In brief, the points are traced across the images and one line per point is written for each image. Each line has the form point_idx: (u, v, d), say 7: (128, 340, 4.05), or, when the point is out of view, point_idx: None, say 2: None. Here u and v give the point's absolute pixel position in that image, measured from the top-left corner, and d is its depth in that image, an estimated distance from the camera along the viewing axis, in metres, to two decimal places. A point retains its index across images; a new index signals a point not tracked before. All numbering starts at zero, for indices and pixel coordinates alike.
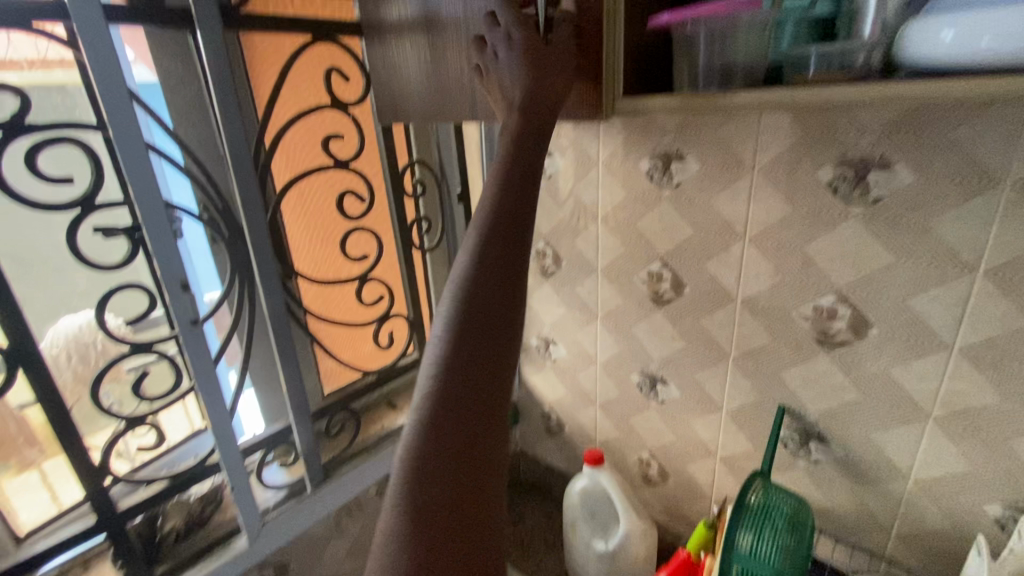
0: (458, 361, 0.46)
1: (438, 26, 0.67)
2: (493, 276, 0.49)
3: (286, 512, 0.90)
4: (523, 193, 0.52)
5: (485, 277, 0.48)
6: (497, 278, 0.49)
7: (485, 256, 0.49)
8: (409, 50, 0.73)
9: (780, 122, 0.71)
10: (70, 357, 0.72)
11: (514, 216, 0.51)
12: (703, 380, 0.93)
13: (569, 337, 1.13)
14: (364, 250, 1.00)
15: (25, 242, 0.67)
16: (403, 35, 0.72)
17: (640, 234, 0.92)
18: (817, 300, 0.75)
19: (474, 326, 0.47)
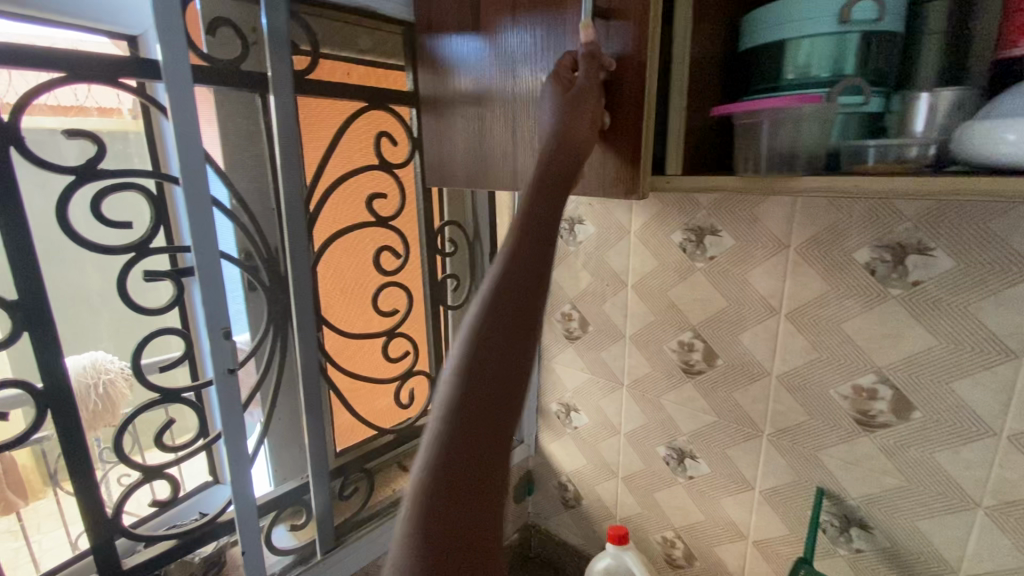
0: (460, 417, 0.46)
1: (488, 100, 0.71)
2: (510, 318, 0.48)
3: None
4: (540, 252, 0.51)
5: (491, 333, 0.47)
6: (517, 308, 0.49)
7: (506, 287, 0.49)
8: (460, 121, 0.76)
9: (816, 204, 0.74)
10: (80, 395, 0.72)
11: (533, 260, 0.51)
12: (735, 456, 0.91)
13: (592, 404, 1.11)
14: (394, 305, 1.00)
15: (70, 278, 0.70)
16: (456, 107, 0.76)
17: (671, 303, 0.92)
18: (857, 379, 0.75)
19: (477, 384, 0.46)
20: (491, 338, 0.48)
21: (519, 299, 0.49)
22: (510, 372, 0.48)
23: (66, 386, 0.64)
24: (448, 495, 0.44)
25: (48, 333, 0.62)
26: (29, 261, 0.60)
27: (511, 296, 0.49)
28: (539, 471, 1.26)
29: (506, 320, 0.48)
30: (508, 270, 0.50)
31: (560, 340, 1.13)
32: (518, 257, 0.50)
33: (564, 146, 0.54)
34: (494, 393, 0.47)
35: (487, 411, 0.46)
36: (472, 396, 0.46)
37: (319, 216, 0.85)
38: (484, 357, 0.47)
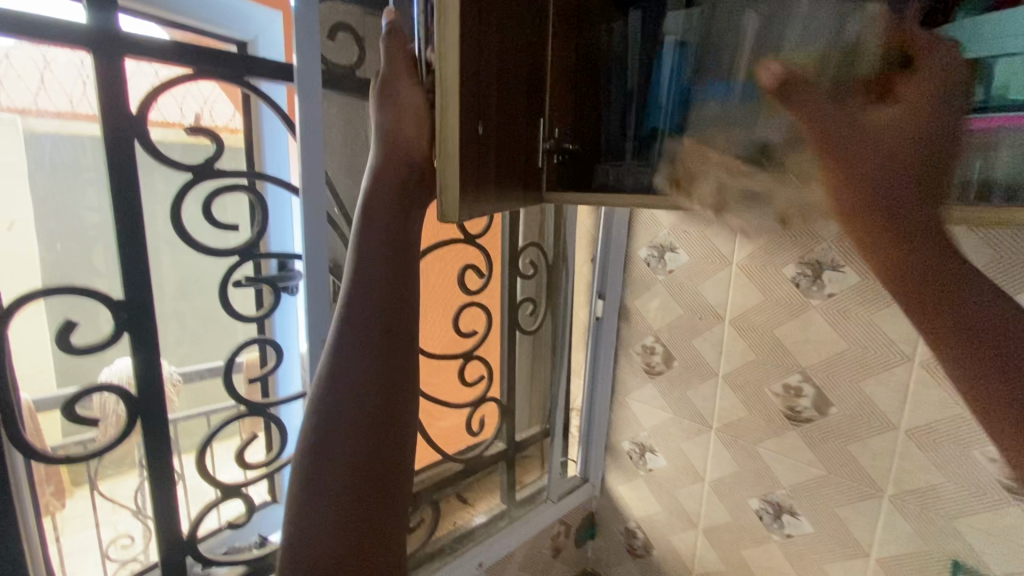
0: (330, 407, 0.48)
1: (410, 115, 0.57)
2: (369, 305, 0.50)
3: None
4: (399, 238, 0.52)
5: (350, 325, 0.49)
6: (375, 293, 0.50)
7: (361, 276, 0.50)
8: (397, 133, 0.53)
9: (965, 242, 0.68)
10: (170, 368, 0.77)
11: (389, 245, 0.51)
12: (846, 516, 0.83)
13: (671, 446, 1.03)
14: (474, 327, 0.96)
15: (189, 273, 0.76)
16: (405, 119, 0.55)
17: (776, 342, 0.85)
18: None
19: (341, 374, 0.48)
20: (348, 367, 0.48)
21: (375, 284, 0.50)
22: (379, 355, 0.49)
23: (160, 393, 0.61)
24: (321, 481, 0.46)
25: (150, 335, 0.59)
26: (139, 260, 0.57)
27: (366, 286, 0.50)
28: (604, 512, 1.18)
29: (360, 348, 0.49)
30: (362, 261, 0.51)
31: (638, 374, 1.06)
32: (363, 280, 0.50)
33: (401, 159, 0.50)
34: (360, 381, 0.48)
35: (358, 399, 0.48)
36: (335, 429, 0.47)
37: None
38: (342, 368, 0.48)
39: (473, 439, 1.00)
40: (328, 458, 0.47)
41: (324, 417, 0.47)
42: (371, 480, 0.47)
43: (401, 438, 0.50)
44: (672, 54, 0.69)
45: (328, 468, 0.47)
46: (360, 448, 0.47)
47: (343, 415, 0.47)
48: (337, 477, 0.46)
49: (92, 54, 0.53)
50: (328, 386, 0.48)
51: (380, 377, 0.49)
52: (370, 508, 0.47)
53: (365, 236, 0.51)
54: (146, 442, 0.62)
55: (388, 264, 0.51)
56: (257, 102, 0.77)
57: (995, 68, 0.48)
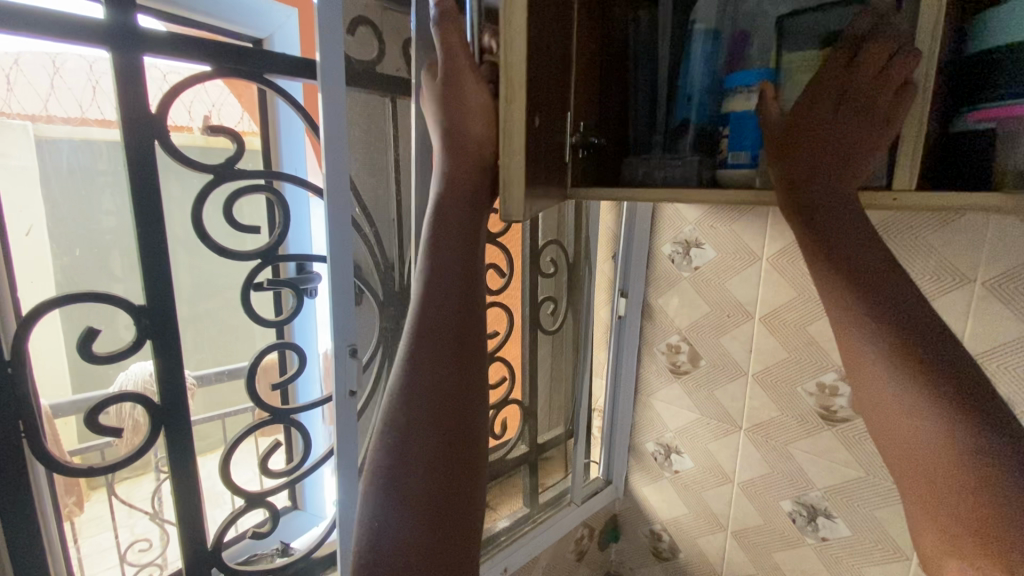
0: (407, 412, 0.46)
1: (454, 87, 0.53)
2: (441, 309, 0.48)
3: None
4: (465, 240, 0.50)
5: (423, 330, 0.48)
6: (446, 299, 0.49)
7: (431, 280, 0.49)
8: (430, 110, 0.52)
9: (1014, 232, 0.64)
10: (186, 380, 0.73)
11: (458, 247, 0.50)
12: (885, 519, 0.80)
13: (698, 447, 1.00)
14: (495, 328, 0.94)
15: (207, 275, 0.75)
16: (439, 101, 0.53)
17: (810, 339, 0.83)
18: None
19: (418, 380, 0.47)
20: (422, 373, 0.47)
21: (447, 287, 0.49)
22: (451, 361, 0.48)
23: (182, 400, 0.60)
24: (402, 488, 0.44)
25: (172, 341, 0.58)
26: (160, 264, 0.56)
27: (438, 291, 0.49)
28: (627, 515, 1.15)
29: (433, 354, 0.47)
30: (431, 265, 0.49)
31: (662, 373, 1.04)
32: (435, 283, 0.49)
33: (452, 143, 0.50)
34: (436, 388, 0.47)
35: (436, 404, 0.46)
36: (410, 448, 0.45)
37: None
38: (418, 373, 0.47)
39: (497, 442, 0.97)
40: (406, 464, 0.45)
41: (404, 422, 0.46)
42: (452, 488, 0.46)
43: (475, 458, 0.48)
44: (702, 41, 0.65)
45: (407, 474, 0.45)
46: (436, 469, 0.45)
47: (421, 421, 0.46)
48: (417, 486, 0.45)
49: (111, 52, 0.51)
50: (401, 403, 0.46)
51: (454, 395, 0.47)
52: (449, 520, 0.45)
53: (435, 245, 0.49)
54: (169, 450, 0.60)
55: (457, 268, 0.50)
56: (273, 98, 0.75)
57: (1018, 56, 0.43)
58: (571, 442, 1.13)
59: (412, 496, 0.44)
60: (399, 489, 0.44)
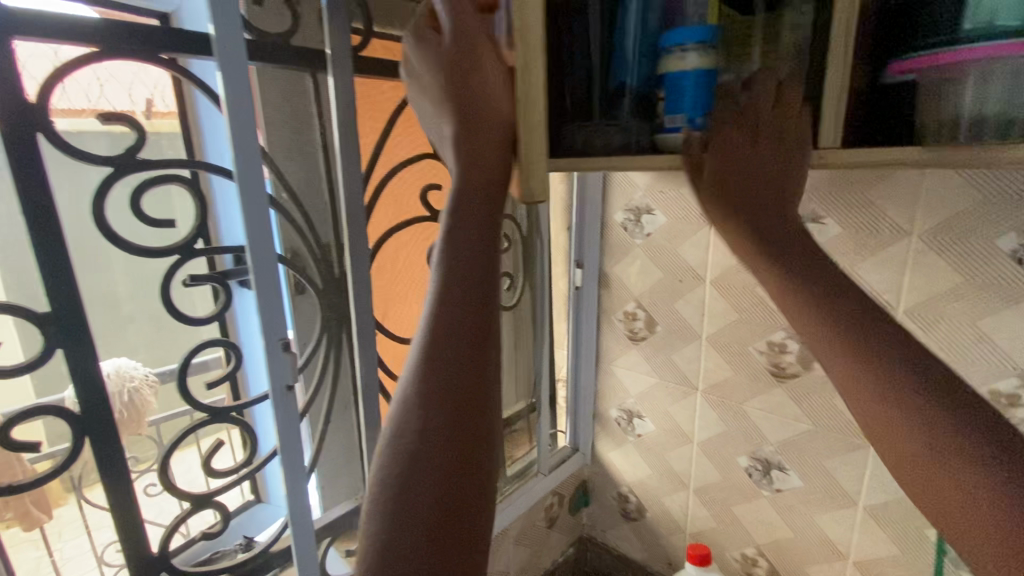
0: (425, 395, 0.45)
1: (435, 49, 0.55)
2: (462, 294, 0.48)
3: None
4: (484, 230, 0.51)
5: (440, 314, 0.47)
6: (464, 286, 0.48)
7: (453, 267, 0.49)
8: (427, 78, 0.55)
9: (947, 183, 0.65)
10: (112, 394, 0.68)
11: (477, 236, 0.51)
12: (834, 468, 0.82)
13: (659, 409, 1.02)
14: None
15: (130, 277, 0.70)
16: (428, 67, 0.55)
17: (758, 299, 0.84)
18: (994, 384, 0.66)
19: (436, 366, 0.46)
20: (439, 358, 0.46)
21: (465, 273, 0.49)
22: (467, 350, 0.47)
23: (104, 406, 0.57)
24: (415, 475, 0.42)
25: (85, 345, 0.55)
26: (59, 266, 0.52)
27: (458, 277, 0.49)
28: (597, 480, 1.18)
29: (451, 340, 0.47)
30: (452, 251, 0.50)
31: (621, 340, 1.04)
32: (454, 269, 0.49)
33: (467, 106, 0.53)
34: (453, 374, 0.46)
35: (454, 391, 0.45)
36: (423, 450, 0.43)
37: (373, 215, 0.77)
38: (437, 357, 0.46)
39: None
40: (422, 450, 0.43)
41: (419, 407, 0.45)
42: (464, 483, 0.43)
43: (485, 480, 0.44)
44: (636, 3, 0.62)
45: (422, 462, 0.43)
46: (448, 486, 0.42)
47: (438, 406, 0.45)
48: (428, 473, 0.43)
49: None
50: (418, 388, 0.45)
51: (471, 408, 0.45)
52: (457, 516, 0.42)
53: (454, 254, 0.49)
54: (98, 458, 0.58)
55: (477, 256, 0.50)
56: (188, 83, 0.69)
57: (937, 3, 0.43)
58: (535, 414, 1.13)
59: (423, 487, 0.42)
60: (410, 478, 0.42)
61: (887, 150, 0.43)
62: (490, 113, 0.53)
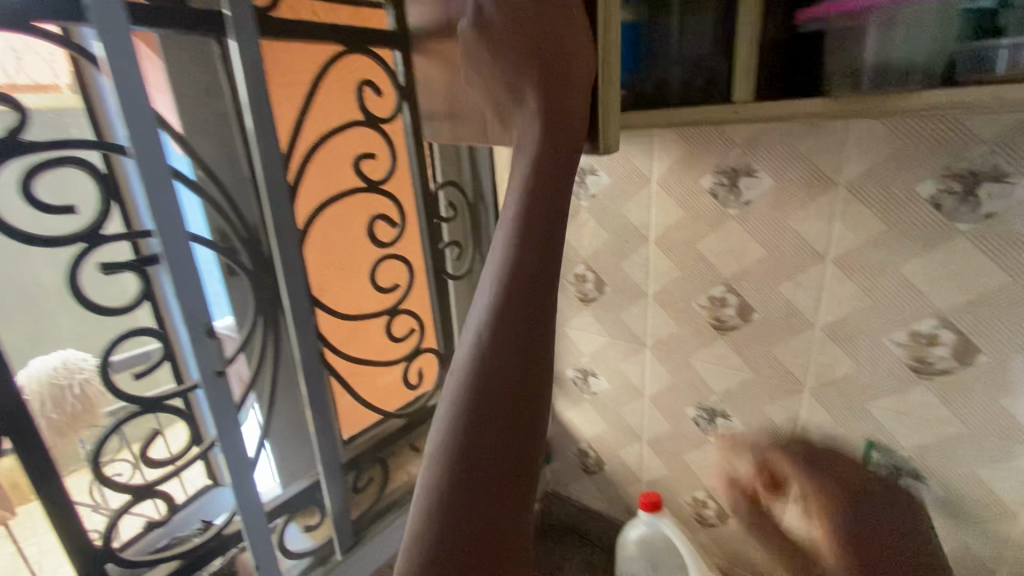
0: (495, 348, 0.44)
1: None
2: (537, 247, 0.46)
3: None
4: (557, 180, 0.48)
5: (516, 265, 0.46)
6: (538, 240, 0.46)
7: (528, 215, 0.47)
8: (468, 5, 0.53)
9: (872, 133, 0.66)
10: (46, 403, 0.61)
11: (552, 186, 0.48)
12: (772, 412, 0.85)
13: (611, 367, 1.04)
14: (394, 281, 0.92)
15: None
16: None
17: (699, 256, 0.85)
18: (915, 325, 0.69)
19: (506, 319, 0.45)
20: (509, 310, 0.45)
21: (539, 223, 0.47)
22: (536, 307, 0.46)
23: (16, 403, 0.55)
24: (482, 424, 0.43)
25: None
26: None
27: (535, 228, 0.47)
28: (559, 439, 1.21)
29: (522, 294, 0.45)
30: (530, 199, 0.47)
31: (574, 302, 1.05)
32: (531, 219, 0.47)
33: (536, 29, 0.48)
34: (524, 329, 0.45)
35: (524, 346, 0.45)
36: (488, 402, 0.43)
37: (300, 196, 0.77)
38: (510, 308, 0.45)
39: (409, 392, 0.99)
40: (489, 402, 0.43)
41: (489, 358, 0.44)
42: (523, 436, 0.44)
43: (537, 457, 0.45)
44: None
45: (487, 414, 0.43)
46: (503, 464, 0.42)
47: (506, 360, 0.44)
48: (492, 425, 0.43)
49: None
50: (489, 342, 0.44)
51: (519, 432, 0.44)
52: (517, 469, 0.43)
53: (513, 264, 0.46)
54: (22, 454, 0.57)
55: (550, 208, 0.48)
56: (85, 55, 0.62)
57: None
58: None
59: (489, 437, 0.42)
60: (477, 429, 0.43)
61: (794, 103, 0.45)
62: (574, 36, 0.48)
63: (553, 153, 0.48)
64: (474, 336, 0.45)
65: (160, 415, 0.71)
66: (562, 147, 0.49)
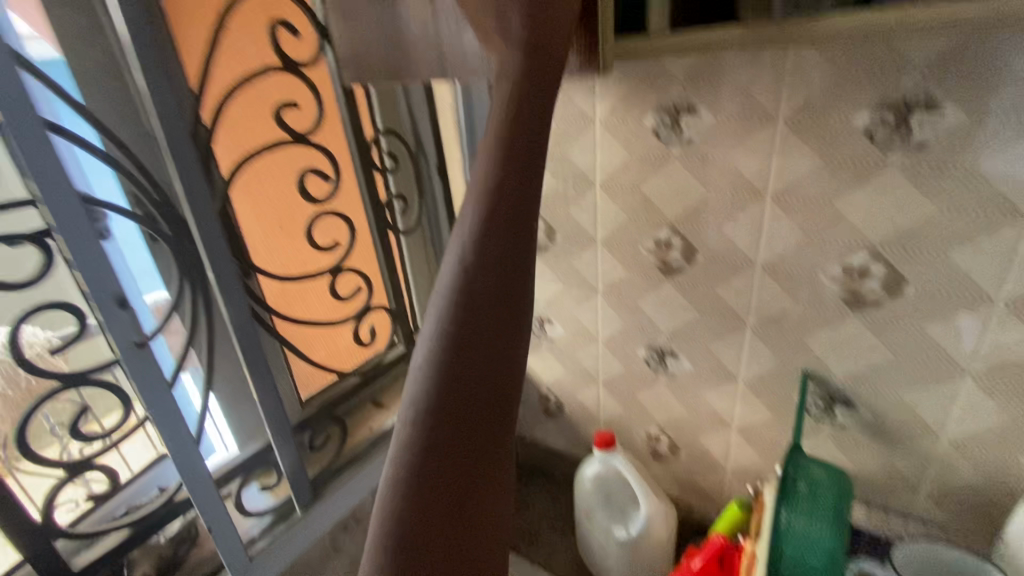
0: (471, 298, 0.41)
1: None
2: (515, 188, 0.43)
3: (277, 540, 0.80)
4: (536, 116, 0.45)
5: (493, 209, 0.42)
6: (516, 181, 0.43)
7: (508, 152, 0.43)
8: None
9: (810, 63, 0.63)
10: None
11: (532, 124, 0.45)
12: (717, 350, 0.87)
13: (565, 314, 1.05)
14: (333, 239, 0.89)
15: None
16: None
17: (644, 198, 0.83)
18: (848, 258, 0.70)
19: (485, 266, 0.42)
20: (485, 257, 0.42)
21: (520, 160, 0.43)
22: (517, 255, 0.43)
23: None
24: (456, 381, 0.41)
25: None
26: None
27: (515, 169, 0.43)
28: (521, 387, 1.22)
29: (500, 240, 0.42)
30: (508, 136, 0.44)
31: None
32: (509, 156, 0.43)
33: None
34: (501, 278, 0.42)
35: (498, 298, 0.42)
36: (465, 355, 0.41)
37: (218, 145, 0.73)
38: (485, 257, 0.42)
39: (359, 350, 0.98)
40: (465, 356, 0.41)
41: (464, 310, 0.41)
42: (498, 393, 0.43)
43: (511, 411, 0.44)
44: None
45: (463, 367, 0.41)
46: (477, 420, 0.41)
47: (482, 311, 0.41)
48: (468, 379, 0.41)
49: None
50: (464, 290, 0.41)
51: (503, 348, 0.42)
52: (490, 425, 0.42)
53: (498, 176, 0.43)
54: None
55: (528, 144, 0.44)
56: None
57: None
58: None
59: (465, 393, 0.41)
60: (453, 385, 0.41)
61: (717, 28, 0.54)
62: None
63: (534, 67, 0.46)
64: (457, 265, 0.42)
65: (82, 390, 0.70)
66: (536, 82, 0.46)
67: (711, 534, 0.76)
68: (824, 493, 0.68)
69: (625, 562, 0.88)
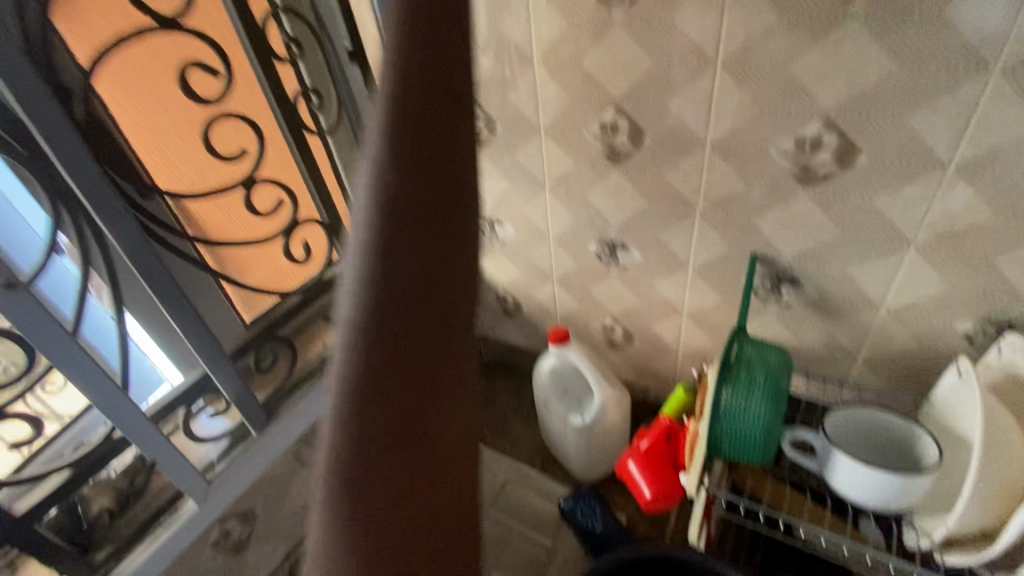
0: (393, 242, 0.37)
1: None
2: (428, 118, 0.38)
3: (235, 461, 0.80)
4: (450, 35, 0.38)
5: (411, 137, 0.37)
6: (424, 111, 0.37)
7: (410, 75, 0.36)
8: None
9: None
10: None
11: (440, 51, 0.38)
12: (667, 238, 0.84)
13: (513, 211, 0.98)
14: (242, 147, 0.79)
15: None
16: None
17: (586, 75, 0.74)
18: (800, 130, 0.64)
19: (404, 208, 0.37)
20: (402, 202, 0.37)
21: (436, 86, 0.38)
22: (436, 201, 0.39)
23: None
24: (392, 331, 0.37)
25: None
26: None
27: (430, 93, 0.38)
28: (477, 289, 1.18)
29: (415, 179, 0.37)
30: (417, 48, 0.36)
31: None
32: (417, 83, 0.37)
33: None
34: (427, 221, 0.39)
35: (427, 243, 0.39)
36: (394, 305, 0.37)
37: (63, 30, 0.60)
38: (402, 198, 0.37)
39: (298, 269, 0.92)
40: (398, 304, 0.37)
41: (387, 257, 0.36)
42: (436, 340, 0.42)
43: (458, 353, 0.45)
44: None
45: (394, 320, 0.37)
46: (423, 363, 0.41)
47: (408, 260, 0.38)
48: (398, 335, 0.38)
49: None
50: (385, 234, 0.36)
51: (441, 291, 0.41)
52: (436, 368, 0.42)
53: (402, 100, 0.36)
54: None
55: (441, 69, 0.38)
56: None
57: None
58: None
59: (401, 345, 0.38)
60: (389, 335, 0.37)
61: None
62: None
63: None
64: (368, 201, 0.36)
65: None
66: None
67: (658, 416, 0.78)
68: (769, 368, 0.69)
69: (581, 445, 0.93)
